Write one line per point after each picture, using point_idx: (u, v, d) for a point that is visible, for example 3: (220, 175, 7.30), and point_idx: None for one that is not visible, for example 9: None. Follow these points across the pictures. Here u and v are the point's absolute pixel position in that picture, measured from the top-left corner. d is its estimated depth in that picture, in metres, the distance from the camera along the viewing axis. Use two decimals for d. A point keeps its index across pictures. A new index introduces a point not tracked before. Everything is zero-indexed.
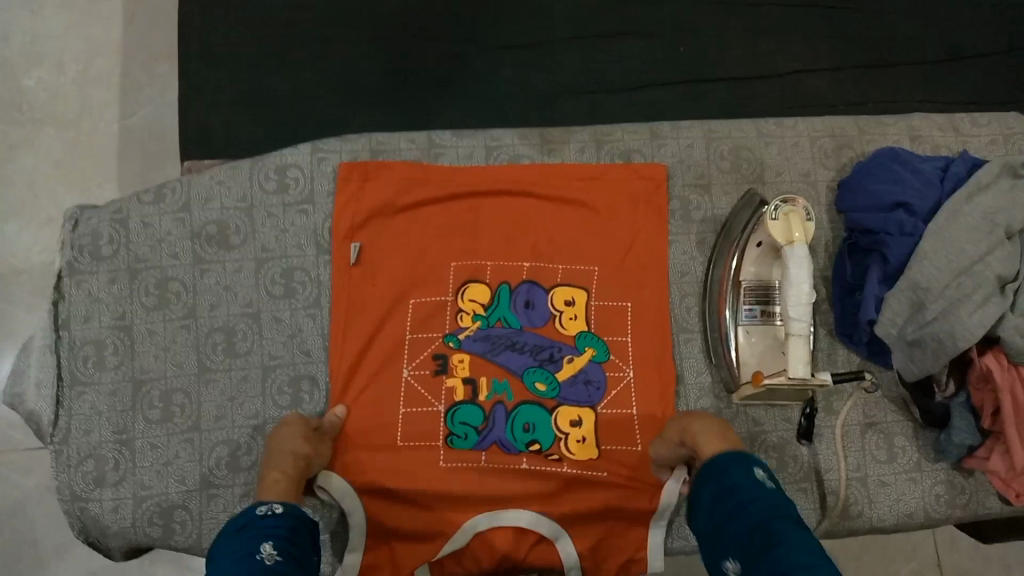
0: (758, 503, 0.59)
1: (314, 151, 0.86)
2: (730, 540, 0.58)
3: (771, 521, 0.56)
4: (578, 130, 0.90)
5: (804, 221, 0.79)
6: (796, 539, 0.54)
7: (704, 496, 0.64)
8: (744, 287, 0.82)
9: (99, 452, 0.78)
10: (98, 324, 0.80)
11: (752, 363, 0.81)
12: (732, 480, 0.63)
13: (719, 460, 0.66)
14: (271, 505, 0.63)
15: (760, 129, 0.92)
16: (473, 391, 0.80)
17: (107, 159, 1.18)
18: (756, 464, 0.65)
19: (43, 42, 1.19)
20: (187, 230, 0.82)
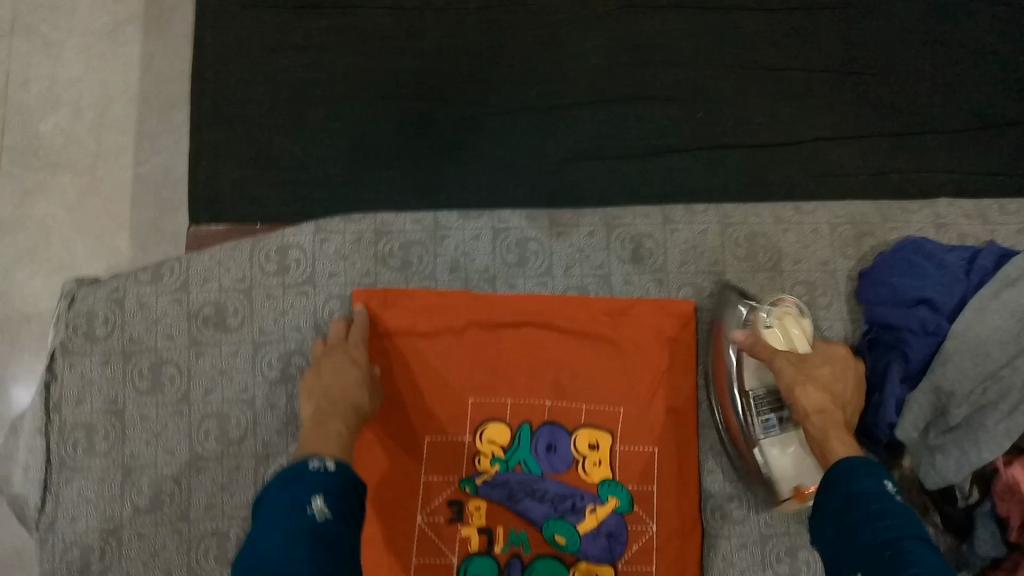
0: (893, 519, 0.56)
1: (316, 232, 0.84)
2: (860, 552, 0.55)
3: (905, 539, 0.54)
4: (589, 212, 0.88)
5: (798, 319, 0.77)
6: (933, 562, 0.51)
7: (828, 504, 0.61)
8: (753, 397, 0.77)
9: (85, 542, 0.76)
10: (90, 408, 0.78)
11: (788, 477, 0.75)
12: (863, 488, 0.59)
13: (850, 462, 0.63)
14: (324, 461, 0.61)
15: (779, 215, 0.89)
16: (489, 542, 0.78)
17: (119, 208, 1.11)
18: (887, 478, 0.61)
19: (60, 88, 1.13)
20: (185, 311, 0.81)
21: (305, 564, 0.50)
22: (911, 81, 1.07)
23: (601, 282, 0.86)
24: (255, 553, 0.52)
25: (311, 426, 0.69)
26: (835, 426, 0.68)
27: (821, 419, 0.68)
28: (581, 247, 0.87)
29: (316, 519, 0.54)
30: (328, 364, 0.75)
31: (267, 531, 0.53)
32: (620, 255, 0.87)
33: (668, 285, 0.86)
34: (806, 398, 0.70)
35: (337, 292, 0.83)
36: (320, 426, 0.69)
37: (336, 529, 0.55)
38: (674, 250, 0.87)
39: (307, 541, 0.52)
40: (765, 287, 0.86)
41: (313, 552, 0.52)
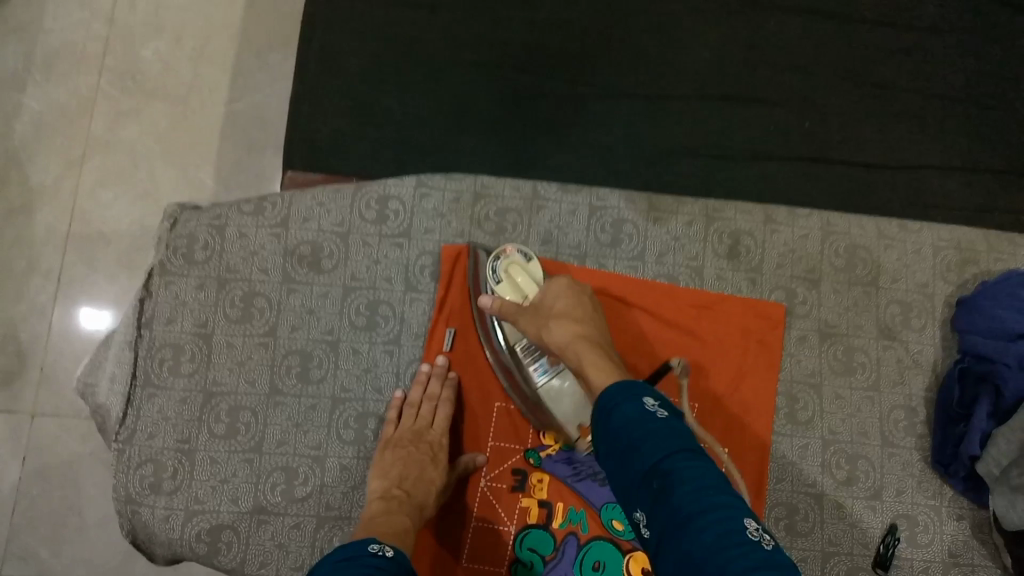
0: (649, 441, 0.52)
1: (417, 186, 0.84)
2: (633, 486, 0.52)
3: (666, 460, 0.50)
4: (689, 202, 0.87)
5: (527, 265, 0.77)
6: (694, 478, 0.49)
7: (602, 445, 0.57)
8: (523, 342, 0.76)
9: (160, 458, 0.77)
10: (179, 329, 0.80)
11: (571, 418, 0.74)
12: (623, 418, 0.55)
13: (611, 393, 0.58)
14: (382, 547, 0.60)
15: (882, 230, 0.87)
16: (547, 516, 0.78)
17: (207, 142, 1.09)
18: (650, 394, 0.57)
19: (165, 16, 1.12)
20: (280, 248, 0.82)
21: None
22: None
23: (693, 273, 0.85)
24: None
25: (378, 512, 0.69)
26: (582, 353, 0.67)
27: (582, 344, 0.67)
28: (677, 236, 0.86)
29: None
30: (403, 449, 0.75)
31: None
32: (715, 249, 0.86)
33: (761, 285, 0.85)
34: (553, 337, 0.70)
35: (430, 249, 0.83)
36: (387, 514, 0.69)
37: None
38: (771, 251, 0.86)
39: None
40: (859, 301, 0.85)
41: None
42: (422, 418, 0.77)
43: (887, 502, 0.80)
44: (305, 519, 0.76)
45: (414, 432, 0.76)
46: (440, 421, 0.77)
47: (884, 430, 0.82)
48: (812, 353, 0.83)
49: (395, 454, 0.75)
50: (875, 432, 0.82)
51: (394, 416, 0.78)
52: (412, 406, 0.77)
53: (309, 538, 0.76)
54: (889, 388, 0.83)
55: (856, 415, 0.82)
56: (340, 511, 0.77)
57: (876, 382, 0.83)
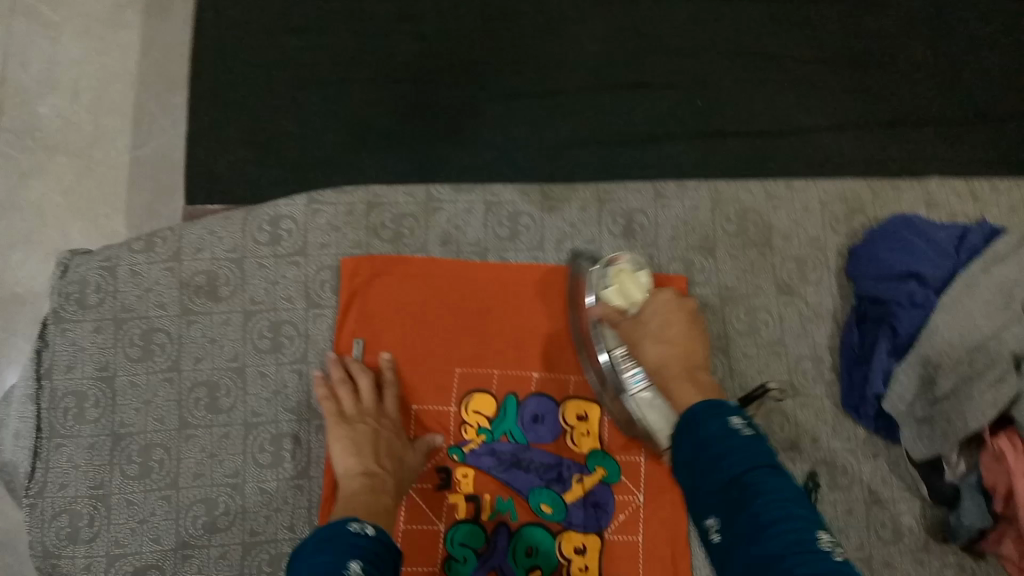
0: (733, 456, 0.56)
1: (309, 204, 0.85)
2: (708, 497, 0.56)
3: (750, 474, 0.54)
4: (581, 188, 0.88)
5: (635, 274, 0.77)
6: (774, 494, 0.52)
7: (681, 453, 0.61)
8: (617, 353, 0.75)
9: (74, 507, 0.76)
10: (80, 374, 0.79)
11: (664, 429, 0.71)
12: (707, 433, 0.59)
13: (697, 410, 0.62)
14: (363, 524, 0.62)
15: (769, 191, 0.89)
16: (475, 510, 0.78)
17: (117, 189, 1.08)
18: (735, 414, 0.60)
19: (60, 72, 1.10)
20: (175, 281, 0.81)
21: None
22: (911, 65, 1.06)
23: (592, 256, 0.86)
24: None
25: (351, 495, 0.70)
26: (671, 377, 0.71)
27: (672, 367, 0.72)
28: (573, 222, 0.87)
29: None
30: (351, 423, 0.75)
31: None
32: (611, 230, 0.87)
33: (659, 259, 0.86)
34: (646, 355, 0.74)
35: (328, 263, 0.83)
36: (370, 497, 0.70)
37: None
38: (665, 225, 0.87)
39: None
40: (755, 262, 0.87)
41: None
42: (366, 396, 0.77)
43: (805, 451, 0.82)
44: (231, 548, 0.75)
45: (363, 410, 0.76)
46: (387, 401, 0.78)
47: (793, 382, 0.84)
48: (716, 317, 0.85)
49: (355, 433, 0.75)
50: (785, 385, 0.84)
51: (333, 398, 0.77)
52: (353, 386, 0.78)
53: (237, 568, 0.75)
54: (794, 341, 0.85)
55: (765, 372, 0.84)
56: (265, 535, 0.76)
57: (780, 338, 0.85)
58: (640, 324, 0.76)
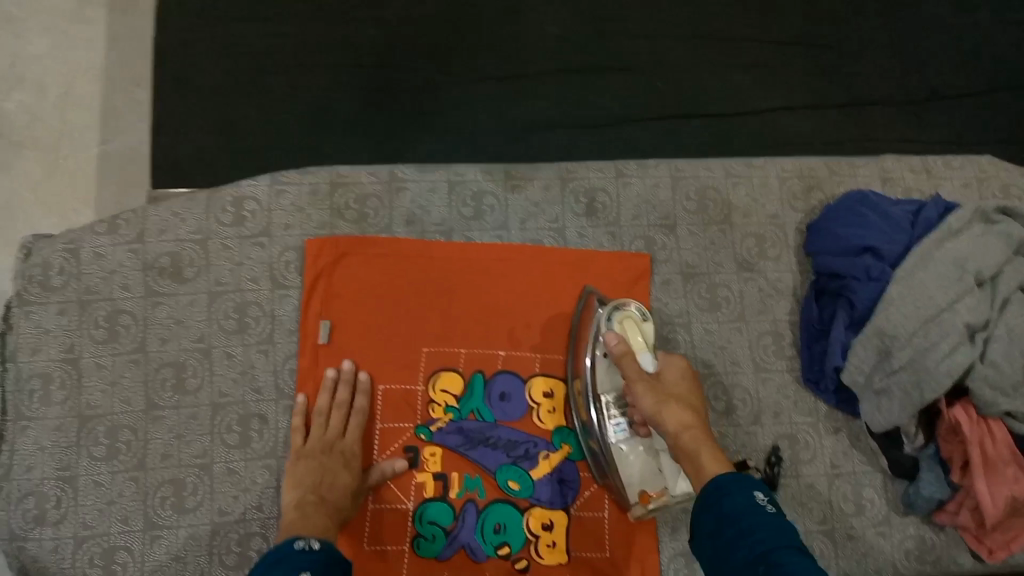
0: (759, 532, 0.55)
1: (272, 184, 0.85)
2: (735, 572, 0.55)
3: (776, 551, 0.54)
4: (544, 167, 0.89)
5: (642, 323, 0.76)
6: (803, 571, 0.51)
7: (702, 528, 0.60)
8: (606, 402, 0.76)
9: (41, 489, 0.75)
10: (45, 357, 0.78)
11: (635, 482, 0.76)
12: (732, 506, 0.58)
13: (722, 479, 0.61)
14: (309, 540, 0.63)
15: (729, 169, 0.91)
16: (444, 488, 0.79)
17: (85, 183, 1.07)
18: (759, 488, 0.60)
19: (23, 67, 1.09)
20: (140, 263, 0.82)
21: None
22: (867, 50, 1.09)
23: (556, 235, 0.87)
24: None
25: (295, 515, 0.69)
26: (703, 441, 0.66)
27: (693, 436, 0.66)
28: (536, 201, 0.88)
29: None
30: (311, 452, 0.75)
31: None
32: (573, 208, 0.88)
33: (621, 236, 0.87)
34: (669, 413, 0.68)
35: (292, 244, 0.84)
36: (305, 519, 0.69)
37: None
38: (627, 203, 0.88)
39: None
40: (716, 240, 0.88)
41: None
42: (333, 427, 0.77)
43: (767, 425, 0.84)
44: (200, 528, 0.76)
45: (325, 443, 0.76)
46: (351, 431, 0.77)
47: (755, 357, 0.86)
48: (678, 294, 0.86)
49: (307, 464, 0.74)
50: (746, 359, 0.85)
51: (302, 424, 0.77)
52: (320, 414, 0.77)
53: (206, 547, 0.75)
54: (755, 317, 0.87)
55: (727, 347, 0.85)
56: (234, 515, 0.76)
57: (741, 314, 0.87)
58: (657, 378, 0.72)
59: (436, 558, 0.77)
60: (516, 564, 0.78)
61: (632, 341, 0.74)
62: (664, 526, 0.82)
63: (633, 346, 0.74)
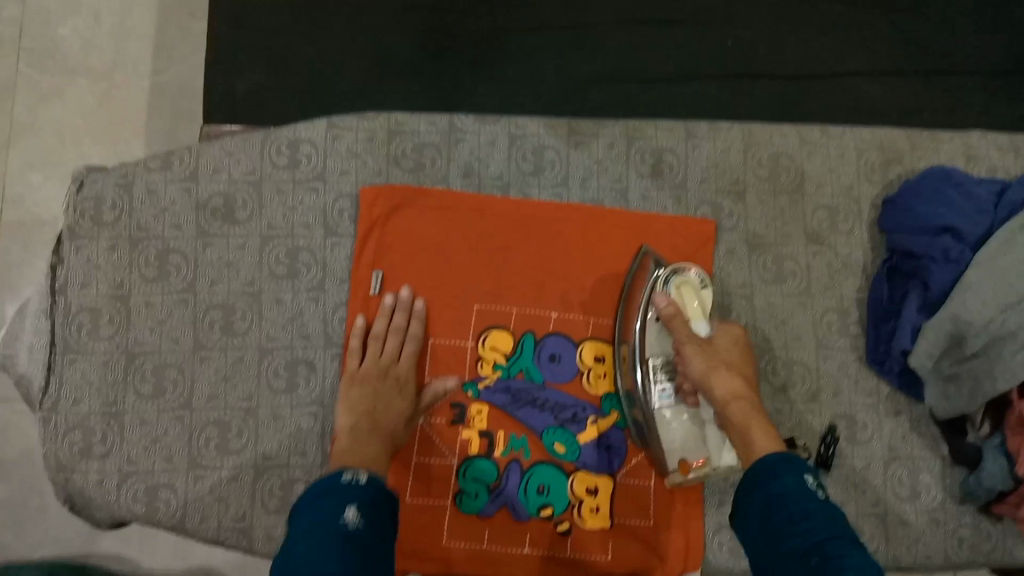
0: (811, 519, 0.57)
1: (329, 128, 0.83)
2: (783, 556, 0.56)
3: (828, 538, 0.55)
4: (609, 123, 0.86)
5: (699, 290, 0.76)
6: (854, 558, 0.53)
7: (750, 506, 0.61)
8: (652, 364, 0.75)
9: (87, 423, 0.75)
10: (95, 292, 0.78)
11: (676, 450, 0.74)
12: (782, 488, 0.60)
13: (768, 459, 0.63)
14: (356, 473, 0.62)
15: (803, 136, 0.87)
16: (489, 446, 0.77)
17: (135, 115, 1.06)
18: (806, 472, 0.62)
19: None
20: (193, 201, 0.80)
21: (342, 565, 0.53)
22: (954, 17, 1.03)
23: (618, 195, 0.84)
24: (291, 553, 0.55)
25: (348, 443, 0.68)
26: (753, 413, 0.68)
27: (742, 409, 0.68)
28: (598, 159, 0.85)
29: (347, 529, 0.56)
30: (365, 379, 0.74)
31: (295, 532, 0.56)
32: (639, 168, 0.85)
33: (687, 201, 0.84)
34: (719, 382, 0.70)
35: (347, 190, 0.82)
36: (358, 446, 0.68)
37: (367, 538, 0.56)
38: (695, 166, 0.85)
39: (338, 545, 0.54)
40: (785, 209, 0.85)
41: (345, 554, 0.54)
42: (388, 352, 0.76)
43: (825, 404, 0.81)
44: (244, 471, 0.75)
45: (379, 368, 0.75)
46: (405, 358, 0.76)
47: (817, 333, 0.82)
48: (742, 264, 0.83)
49: (362, 390, 0.74)
50: (808, 336, 0.82)
51: (356, 347, 0.76)
52: (376, 338, 0.76)
53: (248, 491, 0.75)
54: (820, 292, 0.83)
55: (789, 322, 0.82)
56: (277, 460, 0.76)
57: (807, 289, 0.83)
58: (709, 345, 0.72)
59: (477, 515, 0.75)
60: (558, 526, 0.76)
61: (689, 309, 0.74)
62: (711, 499, 0.79)
63: (689, 314, 0.74)
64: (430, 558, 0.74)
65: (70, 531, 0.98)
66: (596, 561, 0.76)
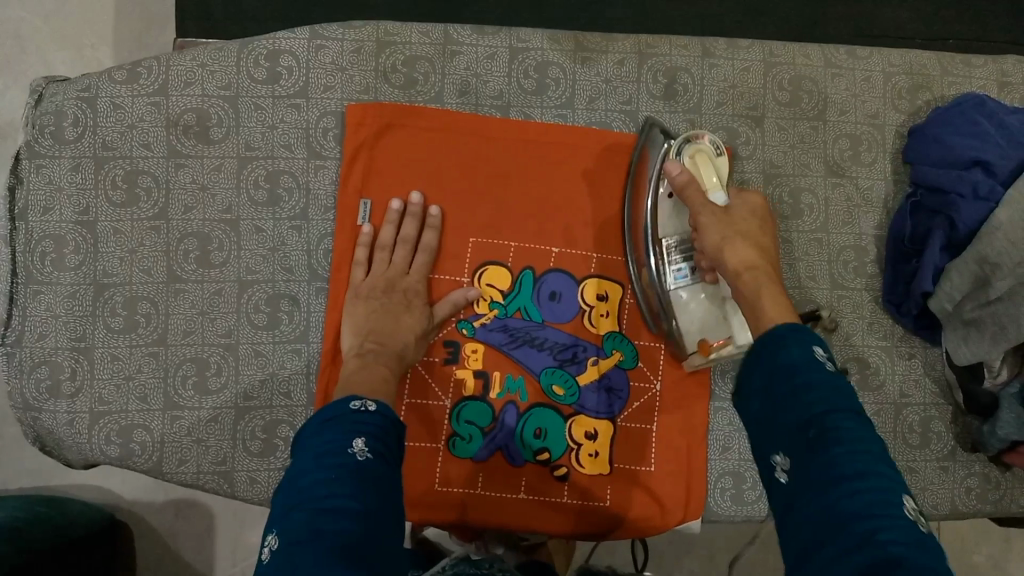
0: (818, 390, 0.48)
1: (312, 38, 0.75)
2: (780, 431, 0.49)
3: (836, 417, 0.47)
4: (620, 38, 0.79)
5: (713, 158, 0.69)
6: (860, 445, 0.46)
7: (752, 375, 0.53)
8: (667, 245, 0.71)
9: (54, 359, 0.70)
10: (58, 217, 0.71)
11: (694, 331, 0.70)
12: (790, 359, 0.50)
13: (777, 330, 0.53)
14: (365, 401, 0.57)
15: (829, 58, 0.80)
16: (483, 387, 0.73)
17: (102, 17, 0.97)
18: (817, 342, 0.52)
19: None
20: (163, 118, 0.73)
21: (346, 502, 0.48)
22: None
23: (627, 118, 0.78)
24: (295, 490, 0.50)
25: (356, 366, 0.64)
26: (766, 282, 0.59)
27: (755, 279, 0.59)
28: (608, 77, 0.78)
29: (356, 461, 0.51)
30: (371, 297, 0.70)
31: (299, 465, 0.52)
32: (651, 89, 0.78)
33: (701, 126, 0.78)
34: (732, 251, 0.61)
35: (332, 108, 0.75)
36: (364, 367, 0.64)
37: (378, 470, 0.52)
38: (711, 88, 0.78)
39: (348, 479, 0.49)
40: (806, 137, 0.79)
41: (356, 489, 0.49)
42: (396, 265, 0.72)
43: (836, 347, 0.77)
44: (223, 411, 0.71)
45: (387, 280, 0.71)
46: (415, 270, 0.72)
47: (833, 273, 0.78)
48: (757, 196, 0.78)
49: (368, 306, 0.70)
50: (823, 275, 0.78)
51: (363, 259, 0.72)
52: (384, 250, 0.72)
53: (229, 432, 0.71)
54: (837, 229, 0.79)
55: (803, 259, 0.78)
56: (259, 401, 0.71)
57: (824, 224, 0.78)
58: (727, 215, 0.64)
59: (471, 458, 0.72)
60: (554, 471, 0.73)
61: (705, 180, 0.67)
62: (714, 443, 0.76)
63: (704, 184, 0.66)
64: (423, 502, 0.71)
65: (41, 462, 0.94)
66: (594, 506, 0.73)
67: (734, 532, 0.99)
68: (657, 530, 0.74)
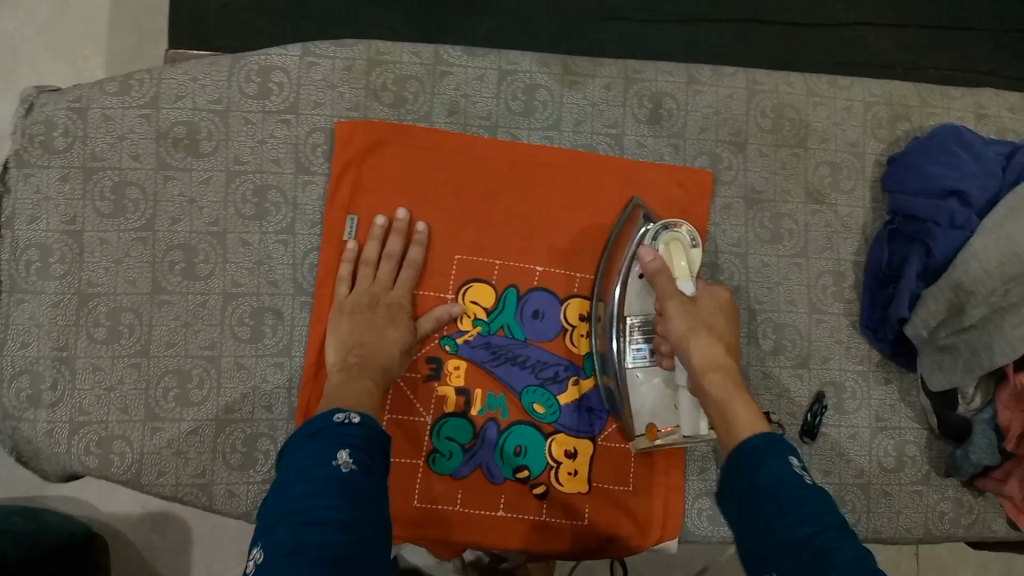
0: (802, 509, 0.49)
1: (304, 55, 0.76)
2: (774, 557, 0.49)
3: (823, 536, 0.47)
4: (607, 63, 0.80)
5: (688, 248, 0.69)
6: (855, 560, 0.45)
7: (735, 497, 0.54)
8: (632, 324, 0.71)
9: (35, 368, 0.70)
10: (45, 226, 0.71)
11: (645, 412, 0.71)
12: (770, 476, 0.52)
13: (752, 444, 0.55)
14: (349, 413, 0.57)
15: (812, 87, 0.82)
16: (464, 404, 0.73)
17: (95, 28, 0.98)
18: (792, 454, 0.54)
19: None
20: (153, 130, 0.74)
21: (331, 513, 0.48)
22: None
23: (612, 141, 0.79)
24: (279, 504, 0.50)
25: (338, 380, 0.64)
26: (731, 385, 0.62)
27: (721, 381, 0.62)
28: (594, 100, 0.79)
29: (341, 472, 0.51)
30: (355, 312, 0.71)
31: (283, 479, 0.52)
32: (636, 113, 0.79)
33: (684, 150, 0.79)
34: (697, 347, 0.63)
35: (321, 125, 0.76)
36: (349, 380, 0.64)
37: (363, 482, 0.52)
38: (695, 113, 0.80)
39: (334, 490, 0.50)
40: (787, 164, 0.81)
41: (342, 501, 0.49)
42: (381, 280, 0.73)
43: (813, 370, 0.78)
44: (204, 424, 0.71)
45: (371, 295, 0.72)
46: (399, 286, 0.73)
47: (811, 297, 0.79)
48: (738, 222, 0.79)
49: (353, 321, 0.70)
50: (802, 299, 0.79)
51: (347, 275, 0.73)
52: (368, 265, 0.73)
53: (210, 444, 0.71)
54: (816, 253, 0.80)
55: (782, 283, 0.79)
56: (241, 414, 0.72)
57: (803, 249, 0.80)
58: (693, 306, 0.66)
59: (450, 475, 0.72)
60: (534, 489, 0.73)
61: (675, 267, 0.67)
62: (692, 464, 0.77)
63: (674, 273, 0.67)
64: (405, 519, 0.71)
65: (15, 472, 0.94)
66: (573, 525, 0.73)
67: (710, 555, 0.99)
68: (636, 549, 0.74)
